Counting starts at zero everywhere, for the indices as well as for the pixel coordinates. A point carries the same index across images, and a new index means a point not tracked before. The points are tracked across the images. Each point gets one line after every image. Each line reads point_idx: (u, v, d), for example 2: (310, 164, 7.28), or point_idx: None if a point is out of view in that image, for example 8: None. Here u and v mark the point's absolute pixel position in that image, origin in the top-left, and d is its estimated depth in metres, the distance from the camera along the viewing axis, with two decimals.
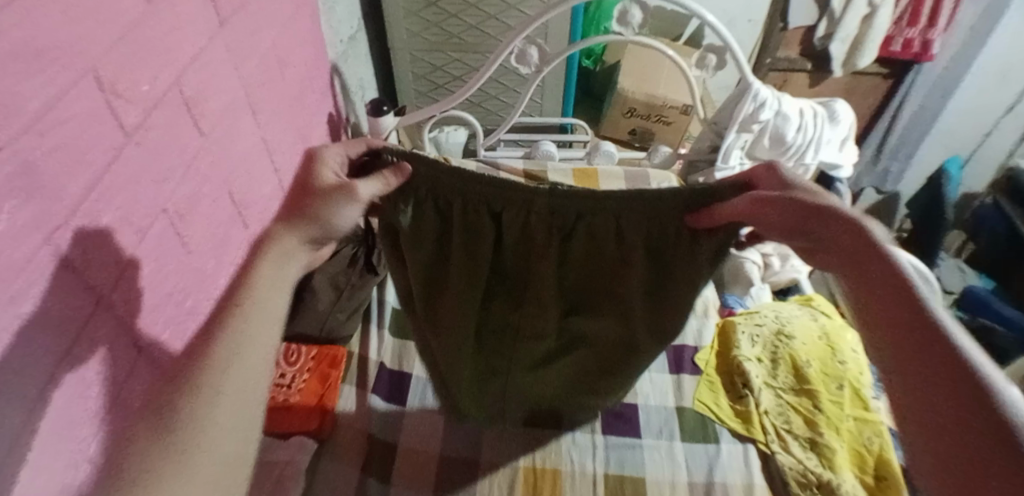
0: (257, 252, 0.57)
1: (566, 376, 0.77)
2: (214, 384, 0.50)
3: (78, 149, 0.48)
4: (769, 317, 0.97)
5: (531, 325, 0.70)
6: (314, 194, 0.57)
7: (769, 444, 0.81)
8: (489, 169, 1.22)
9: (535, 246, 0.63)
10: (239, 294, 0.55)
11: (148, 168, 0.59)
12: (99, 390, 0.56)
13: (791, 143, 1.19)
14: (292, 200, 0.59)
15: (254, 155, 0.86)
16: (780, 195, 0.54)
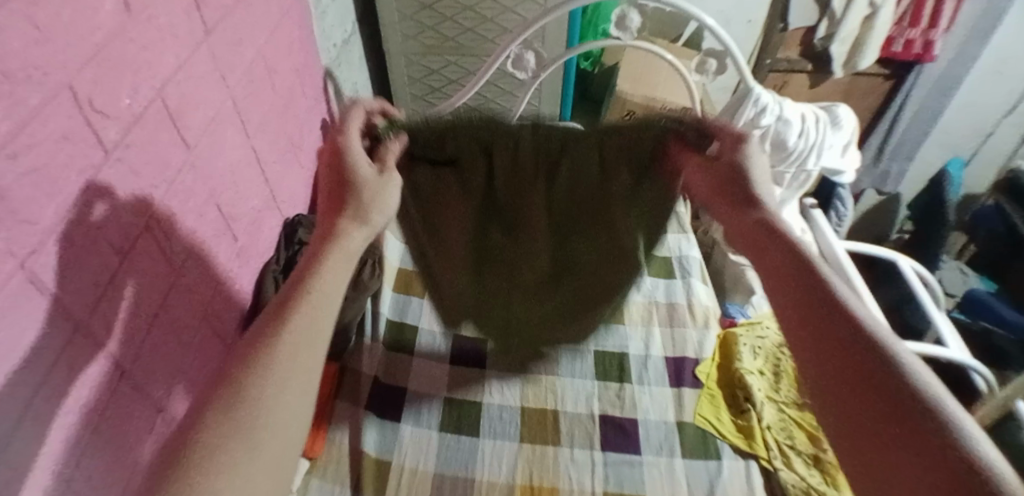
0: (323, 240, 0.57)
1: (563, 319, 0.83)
2: (290, 348, 0.48)
3: (51, 173, 0.46)
4: (770, 329, 0.97)
5: (528, 252, 0.77)
6: (354, 183, 0.60)
7: (772, 461, 0.80)
8: None
9: (526, 175, 0.74)
10: (309, 277, 0.53)
11: (128, 185, 0.57)
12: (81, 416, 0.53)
13: (792, 148, 1.17)
14: (331, 187, 0.61)
15: (242, 166, 0.84)
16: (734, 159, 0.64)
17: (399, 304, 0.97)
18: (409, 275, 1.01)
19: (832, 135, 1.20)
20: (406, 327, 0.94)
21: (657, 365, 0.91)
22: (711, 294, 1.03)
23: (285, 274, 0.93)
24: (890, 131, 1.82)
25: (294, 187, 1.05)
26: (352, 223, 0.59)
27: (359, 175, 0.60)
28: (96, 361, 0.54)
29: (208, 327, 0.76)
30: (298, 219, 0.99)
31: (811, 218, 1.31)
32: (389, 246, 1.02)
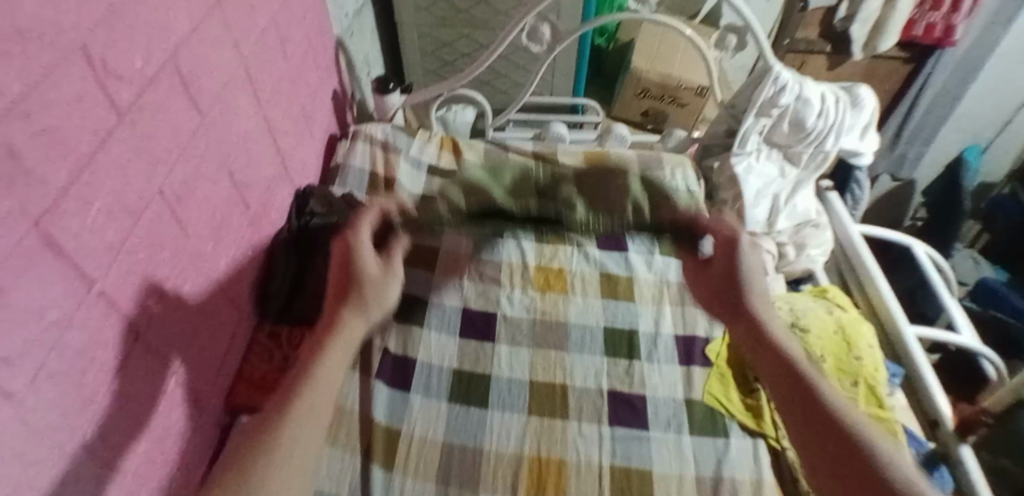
0: (323, 331, 0.59)
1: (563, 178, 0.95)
2: (290, 446, 0.50)
3: (65, 134, 0.45)
4: (783, 309, 0.94)
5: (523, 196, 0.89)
6: (359, 278, 0.62)
7: (780, 440, 0.80)
8: (497, 150, 1.19)
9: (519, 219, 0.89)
10: (306, 374, 0.55)
11: (142, 149, 0.56)
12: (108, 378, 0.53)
13: (811, 129, 1.13)
14: (336, 280, 0.64)
15: (254, 136, 0.83)
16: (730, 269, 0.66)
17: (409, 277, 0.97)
18: (421, 248, 1.01)
19: (851, 116, 1.16)
20: (417, 300, 0.94)
21: (667, 342, 0.91)
22: None
23: (296, 244, 0.93)
24: (908, 116, 1.78)
25: (305, 158, 1.04)
26: (354, 314, 0.60)
27: (364, 270, 0.62)
28: (116, 325, 0.54)
29: (223, 295, 0.75)
30: (309, 190, 0.98)
31: (826, 201, 1.27)
32: None
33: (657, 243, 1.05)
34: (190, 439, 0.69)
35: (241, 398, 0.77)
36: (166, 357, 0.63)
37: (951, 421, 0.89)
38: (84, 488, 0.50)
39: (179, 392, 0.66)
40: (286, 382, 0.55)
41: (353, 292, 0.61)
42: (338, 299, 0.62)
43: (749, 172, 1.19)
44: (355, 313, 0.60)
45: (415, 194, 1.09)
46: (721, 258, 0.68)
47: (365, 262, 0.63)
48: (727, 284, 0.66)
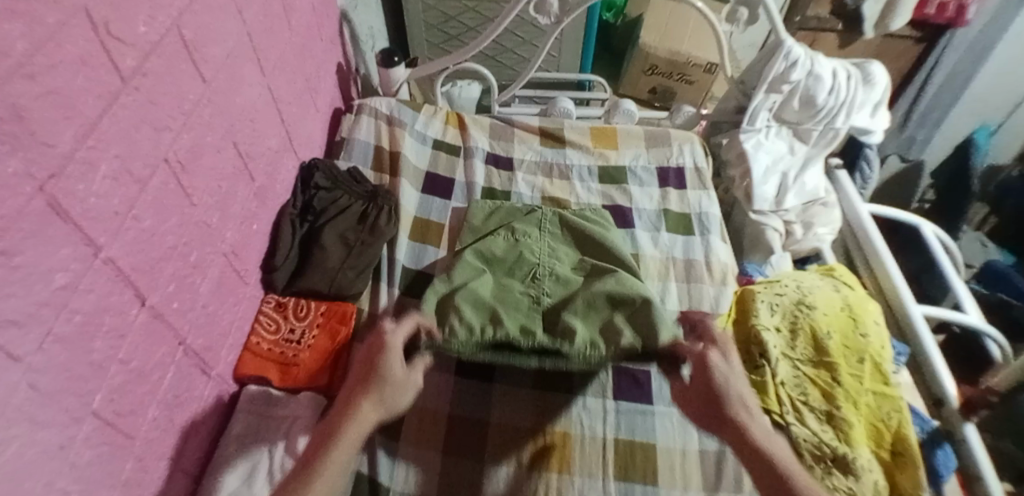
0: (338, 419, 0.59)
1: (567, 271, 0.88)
2: None
3: (70, 96, 0.45)
4: (789, 287, 0.93)
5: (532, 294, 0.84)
6: (380, 374, 0.62)
7: (784, 415, 0.78)
8: (503, 126, 1.18)
9: (525, 308, 0.82)
10: (315, 466, 0.55)
11: (147, 115, 0.56)
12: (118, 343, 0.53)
13: (822, 106, 1.12)
14: (358, 373, 0.64)
15: (259, 107, 0.82)
16: (706, 375, 0.65)
17: (416, 252, 0.97)
18: (428, 222, 1.01)
19: (863, 93, 1.14)
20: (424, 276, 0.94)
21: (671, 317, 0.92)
22: (731, 253, 1.02)
23: (302, 217, 0.92)
24: (919, 95, 1.70)
25: (310, 132, 1.03)
26: (370, 406, 0.60)
27: (388, 370, 0.63)
28: (124, 291, 0.54)
29: (230, 266, 0.75)
30: (315, 163, 0.98)
31: (835, 179, 1.26)
32: (405, 193, 1.01)
33: (663, 220, 1.05)
34: (206, 408, 0.70)
35: (246, 370, 0.76)
36: (175, 326, 0.63)
37: (956, 399, 0.89)
38: (96, 451, 0.51)
39: (189, 360, 0.66)
40: (298, 466, 0.56)
41: (375, 384, 0.62)
42: (357, 387, 0.62)
43: (758, 148, 1.16)
44: (374, 404, 0.60)
45: (420, 169, 1.09)
46: (699, 372, 0.66)
47: (389, 365, 0.63)
48: (705, 389, 0.64)
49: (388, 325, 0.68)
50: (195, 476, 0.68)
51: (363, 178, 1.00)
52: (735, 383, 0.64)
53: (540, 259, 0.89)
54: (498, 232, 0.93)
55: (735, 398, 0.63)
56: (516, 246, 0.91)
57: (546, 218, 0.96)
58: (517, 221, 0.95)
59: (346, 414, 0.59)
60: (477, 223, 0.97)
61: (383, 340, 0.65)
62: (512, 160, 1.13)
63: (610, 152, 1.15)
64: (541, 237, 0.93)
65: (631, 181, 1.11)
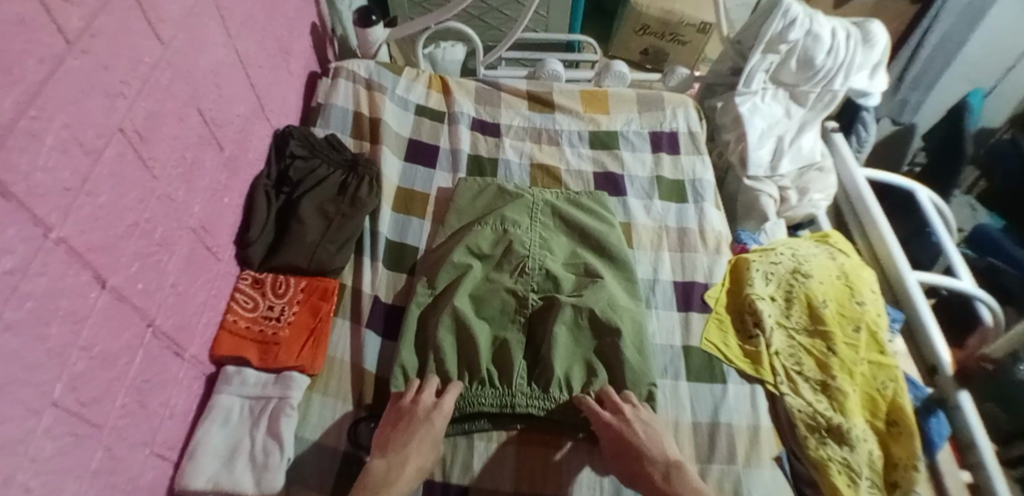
0: (390, 463, 0.62)
1: (552, 273, 0.82)
2: None
3: (9, 61, 0.40)
4: (785, 255, 0.91)
5: (522, 299, 0.79)
6: (432, 423, 0.66)
7: (778, 385, 0.78)
8: (489, 90, 1.12)
9: (502, 327, 0.78)
10: None
11: (99, 81, 0.51)
12: (78, 327, 0.49)
13: (820, 67, 1.08)
14: (394, 417, 0.67)
15: (225, 70, 0.76)
16: (606, 429, 0.68)
17: (399, 225, 0.93)
18: (410, 193, 0.97)
19: (862, 54, 1.10)
20: (408, 247, 0.90)
21: (665, 288, 0.89)
22: (724, 220, 0.99)
23: (277, 189, 0.88)
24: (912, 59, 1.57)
25: (282, 97, 0.97)
26: (422, 458, 0.63)
27: (438, 427, 0.66)
28: (82, 272, 0.50)
29: (199, 242, 0.70)
30: (289, 130, 0.92)
31: (832, 143, 1.23)
32: (387, 162, 0.97)
33: (656, 188, 1.01)
34: (181, 392, 0.66)
35: (224, 350, 0.72)
36: (141, 308, 0.59)
37: (950, 366, 0.90)
38: (60, 443, 0.47)
39: (159, 342, 0.62)
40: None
41: (426, 445, 0.64)
42: (404, 428, 0.65)
43: (754, 112, 1.11)
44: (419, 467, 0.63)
45: (403, 136, 1.03)
46: (604, 431, 0.68)
47: (439, 431, 0.66)
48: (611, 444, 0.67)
49: (431, 395, 0.70)
50: (174, 462, 0.64)
51: (342, 146, 0.94)
52: (634, 433, 0.67)
53: (530, 251, 0.84)
54: (486, 220, 0.88)
55: (641, 450, 0.65)
56: (505, 237, 0.86)
57: (537, 205, 0.91)
58: (506, 206, 0.90)
59: (396, 467, 0.62)
60: (464, 205, 0.92)
61: (437, 406, 0.68)
62: (499, 126, 1.08)
63: (601, 117, 1.10)
64: (531, 227, 0.88)
65: (622, 146, 1.07)
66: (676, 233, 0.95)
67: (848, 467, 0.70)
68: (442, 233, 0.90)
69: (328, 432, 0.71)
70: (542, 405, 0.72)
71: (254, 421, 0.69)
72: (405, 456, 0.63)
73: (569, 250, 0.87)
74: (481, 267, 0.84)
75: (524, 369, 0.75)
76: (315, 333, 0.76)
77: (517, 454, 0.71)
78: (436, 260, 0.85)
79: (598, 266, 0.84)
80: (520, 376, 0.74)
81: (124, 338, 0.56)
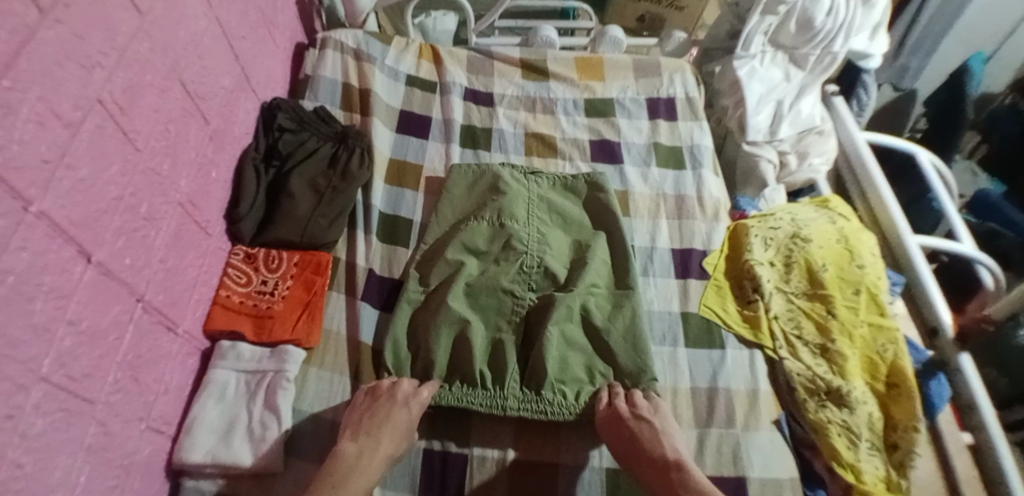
0: (355, 449, 0.62)
1: (549, 261, 0.80)
2: None
3: None
4: (784, 220, 0.90)
5: (514, 286, 0.78)
6: (400, 407, 0.65)
7: (777, 350, 0.77)
8: (482, 59, 1.10)
9: (492, 317, 0.76)
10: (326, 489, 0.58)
11: (74, 51, 0.48)
12: (66, 306, 0.48)
13: (819, 29, 1.05)
14: (368, 400, 0.67)
15: (206, 40, 0.73)
16: (619, 432, 0.66)
17: (392, 198, 0.91)
18: (403, 165, 0.95)
19: (862, 15, 1.08)
20: (401, 220, 0.89)
21: (664, 256, 0.87)
22: (722, 186, 0.97)
23: (266, 163, 0.86)
24: (913, 23, 1.44)
25: (268, 69, 0.94)
26: (391, 446, 0.64)
27: (412, 414, 0.66)
28: (66, 247, 0.48)
29: (187, 217, 0.69)
30: (276, 103, 0.90)
31: (832, 107, 1.20)
32: (378, 133, 0.95)
33: (653, 154, 0.99)
34: (175, 367, 0.66)
35: (218, 325, 0.71)
36: (130, 284, 0.58)
37: (951, 327, 0.90)
38: (50, 419, 0.46)
39: (149, 317, 0.61)
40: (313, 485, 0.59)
41: (395, 431, 0.64)
42: (376, 412, 0.65)
43: (752, 76, 1.08)
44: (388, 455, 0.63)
45: (394, 107, 1.01)
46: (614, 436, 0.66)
47: (416, 416, 0.66)
48: (622, 442, 0.66)
49: (409, 383, 0.69)
50: (172, 437, 0.64)
51: (330, 117, 0.92)
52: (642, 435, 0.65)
53: (528, 247, 0.81)
54: (483, 214, 0.85)
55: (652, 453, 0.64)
56: (502, 232, 0.83)
57: (534, 198, 0.88)
58: (505, 199, 0.86)
59: (367, 453, 0.62)
60: (456, 195, 0.89)
61: (415, 393, 0.68)
62: (492, 95, 1.05)
63: (596, 85, 1.08)
64: (529, 220, 0.85)
65: (618, 114, 1.05)
66: (674, 201, 0.93)
67: (848, 430, 0.70)
68: (435, 225, 0.86)
69: (325, 404, 0.71)
70: (535, 407, 0.69)
71: (251, 395, 0.68)
72: (378, 438, 0.63)
73: (568, 241, 0.85)
74: (476, 264, 0.81)
75: (517, 371, 0.72)
76: (309, 308, 0.76)
77: (513, 450, 0.69)
78: (429, 257, 0.83)
79: (599, 262, 0.81)
80: (514, 379, 0.71)
81: (113, 311, 0.55)
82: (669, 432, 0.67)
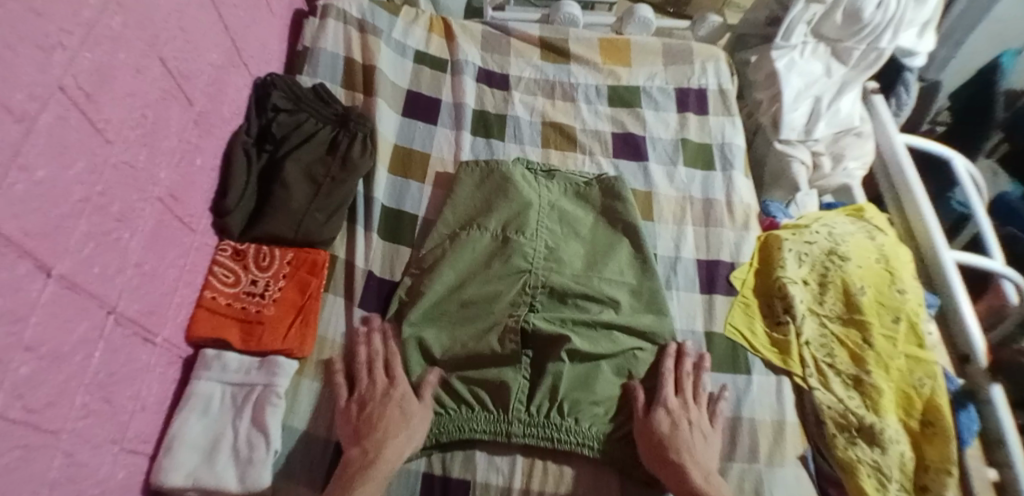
0: (360, 449, 0.59)
1: (555, 280, 0.73)
2: None
3: None
4: (820, 234, 0.83)
5: (508, 301, 0.72)
6: (370, 402, 0.63)
7: (807, 379, 0.72)
8: (497, 35, 1.00)
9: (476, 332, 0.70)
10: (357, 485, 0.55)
11: (31, 30, 0.40)
12: (22, 333, 0.41)
13: (867, 23, 0.95)
14: (350, 398, 0.64)
15: (191, 10, 0.64)
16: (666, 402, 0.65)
17: (397, 190, 0.84)
18: (409, 152, 0.87)
19: (913, 10, 0.98)
20: (405, 216, 0.81)
21: (687, 267, 0.81)
22: (753, 190, 0.90)
23: (259, 147, 0.78)
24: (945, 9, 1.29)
25: (262, 41, 0.85)
26: (397, 434, 0.60)
27: (402, 402, 0.63)
28: (21, 263, 0.41)
29: (169, 213, 0.62)
30: (271, 80, 0.81)
31: (871, 106, 1.12)
32: (382, 116, 0.86)
33: (680, 152, 0.91)
34: (153, 381, 0.60)
35: (202, 331, 0.65)
36: (100, 295, 0.51)
37: (984, 356, 0.86)
38: (5, 460, 0.40)
39: (123, 330, 0.54)
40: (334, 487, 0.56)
41: (392, 416, 0.61)
42: (357, 412, 0.62)
43: (791, 69, 1.00)
44: (404, 441, 0.60)
45: (400, 87, 0.92)
46: (664, 419, 0.63)
47: (403, 400, 0.63)
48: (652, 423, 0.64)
49: (381, 376, 0.65)
50: (150, 455, 0.59)
51: (330, 97, 0.84)
52: (691, 432, 0.63)
53: (533, 264, 0.75)
54: (487, 224, 0.78)
55: (693, 446, 0.62)
56: (506, 244, 0.76)
57: (544, 206, 0.81)
58: (512, 206, 0.79)
59: (375, 448, 0.58)
60: (464, 197, 0.82)
61: (391, 385, 0.64)
62: (507, 77, 0.97)
63: (621, 70, 0.99)
64: (538, 232, 0.78)
65: (644, 104, 0.96)
66: (701, 206, 0.86)
67: (878, 470, 0.65)
68: (437, 230, 0.79)
69: (318, 421, 0.65)
70: (542, 433, 0.64)
71: (237, 411, 0.62)
72: (382, 433, 0.60)
73: (582, 260, 0.78)
74: (478, 276, 0.74)
75: (524, 391, 0.67)
76: (303, 312, 0.69)
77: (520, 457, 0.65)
78: (427, 264, 0.75)
79: (613, 279, 0.75)
80: (519, 400, 0.66)
81: (80, 328, 0.48)
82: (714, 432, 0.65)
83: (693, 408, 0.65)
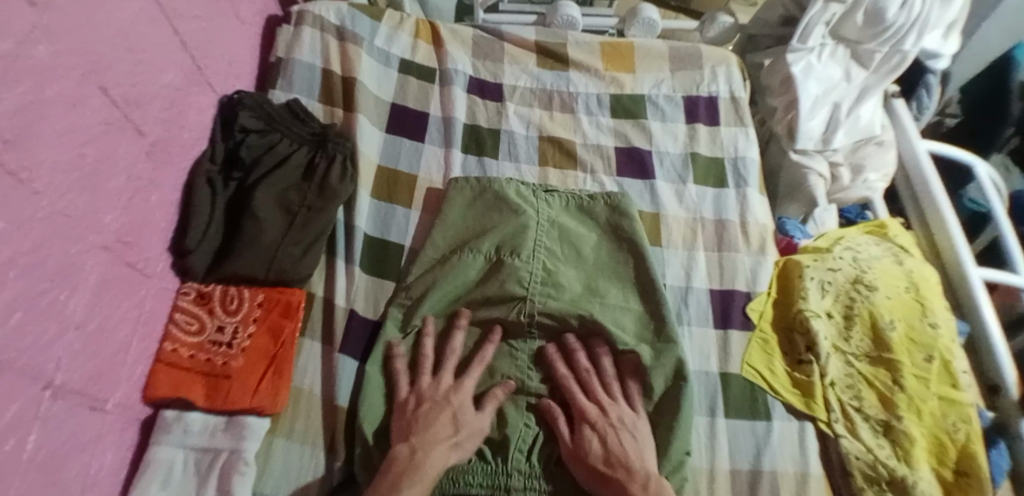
0: (410, 451, 0.55)
1: (555, 303, 0.67)
2: None
3: None
4: (844, 260, 0.77)
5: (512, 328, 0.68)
6: (444, 400, 0.60)
7: (832, 424, 0.65)
8: (489, 39, 0.92)
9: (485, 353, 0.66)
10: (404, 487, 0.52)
11: None
12: None
13: (890, 24, 0.88)
14: (417, 395, 0.61)
15: (138, 27, 0.56)
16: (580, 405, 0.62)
17: (382, 217, 0.76)
18: (392, 173, 0.79)
19: (939, 11, 0.91)
20: (391, 247, 0.74)
21: (699, 297, 0.74)
22: (768, 208, 0.83)
23: (226, 174, 0.71)
24: None
25: (228, 54, 0.77)
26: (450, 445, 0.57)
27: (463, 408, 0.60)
28: None
29: (118, 260, 0.54)
30: (239, 98, 0.74)
31: (892, 112, 1.05)
32: (364, 135, 0.79)
33: (690, 169, 0.84)
34: (105, 453, 0.53)
35: (162, 391, 0.58)
36: (38, 369, 0.44)
37: (1014, 386, 0.79)
38: None
39: (65, 404, 0.47)
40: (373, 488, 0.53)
41: (443, 418, 0.59)
42: (416, 407, 0.60)
43: (808, 73, 0.91)
44: (449, 448, 0.57)
45: (384, 100, 0.85)
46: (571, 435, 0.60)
47: (465, 408, 0.60)
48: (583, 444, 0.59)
49: (449, 375, 0.63)
50: None
51: (307, 115, 0.76)
52: (624, 440, 0.59)
53: (529, 290, 0.68)
54: (479, 246, 0.72)
55: (628, 450, 0.58)
56: (500, 267, 0.70)
57: (544, 224, 0.74)
58: (506, 229, 0.73)
59: (421, 452, 0.55)
60: (455, 218, 0.74)
61: (455, 387, 0.62)
62: (501, 87, 0.89)
63: (624, 77, 0.91)
64: (534, 254, 0.71)
65: (650, 116, 0.89)
66: (713, 228, 0.79)
67: None
68: (426, 254, 0.72)
69: (293, 484, 0.58)
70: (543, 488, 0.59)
71: (201, 479, 0.56)
72: (432, 438, 0.57)
73: (582, 282, 0.71)
74: (472, 304, 0.69)
75: (528, 439, 0.62)
76: (274, 362, 0.62)
77: None
78: (414, 292, 0.69)
79: (620, 312, 0.69)
80: (518, 451, 0.61)
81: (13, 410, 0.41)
82: (648, 442, 0.60)
83: (614, 409, 0.62)
